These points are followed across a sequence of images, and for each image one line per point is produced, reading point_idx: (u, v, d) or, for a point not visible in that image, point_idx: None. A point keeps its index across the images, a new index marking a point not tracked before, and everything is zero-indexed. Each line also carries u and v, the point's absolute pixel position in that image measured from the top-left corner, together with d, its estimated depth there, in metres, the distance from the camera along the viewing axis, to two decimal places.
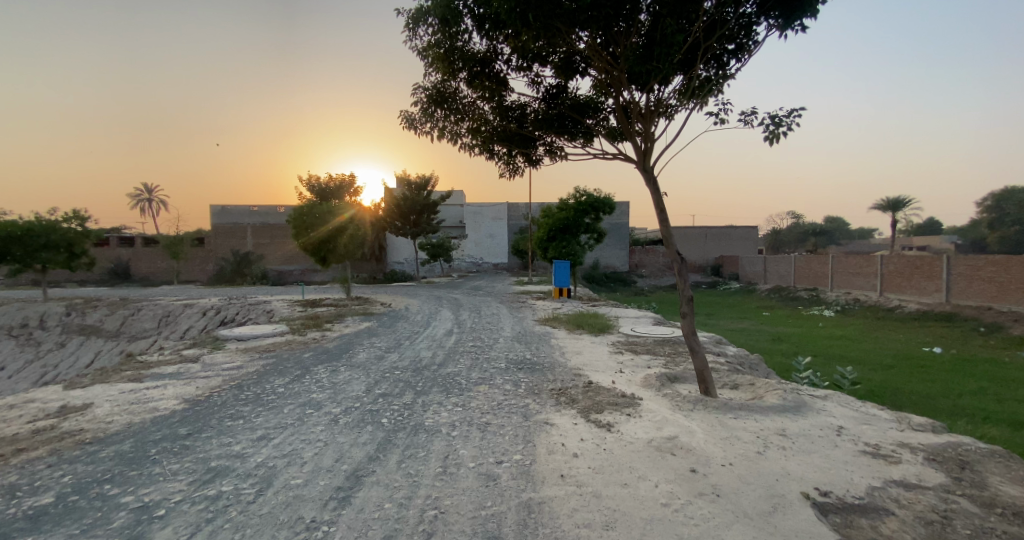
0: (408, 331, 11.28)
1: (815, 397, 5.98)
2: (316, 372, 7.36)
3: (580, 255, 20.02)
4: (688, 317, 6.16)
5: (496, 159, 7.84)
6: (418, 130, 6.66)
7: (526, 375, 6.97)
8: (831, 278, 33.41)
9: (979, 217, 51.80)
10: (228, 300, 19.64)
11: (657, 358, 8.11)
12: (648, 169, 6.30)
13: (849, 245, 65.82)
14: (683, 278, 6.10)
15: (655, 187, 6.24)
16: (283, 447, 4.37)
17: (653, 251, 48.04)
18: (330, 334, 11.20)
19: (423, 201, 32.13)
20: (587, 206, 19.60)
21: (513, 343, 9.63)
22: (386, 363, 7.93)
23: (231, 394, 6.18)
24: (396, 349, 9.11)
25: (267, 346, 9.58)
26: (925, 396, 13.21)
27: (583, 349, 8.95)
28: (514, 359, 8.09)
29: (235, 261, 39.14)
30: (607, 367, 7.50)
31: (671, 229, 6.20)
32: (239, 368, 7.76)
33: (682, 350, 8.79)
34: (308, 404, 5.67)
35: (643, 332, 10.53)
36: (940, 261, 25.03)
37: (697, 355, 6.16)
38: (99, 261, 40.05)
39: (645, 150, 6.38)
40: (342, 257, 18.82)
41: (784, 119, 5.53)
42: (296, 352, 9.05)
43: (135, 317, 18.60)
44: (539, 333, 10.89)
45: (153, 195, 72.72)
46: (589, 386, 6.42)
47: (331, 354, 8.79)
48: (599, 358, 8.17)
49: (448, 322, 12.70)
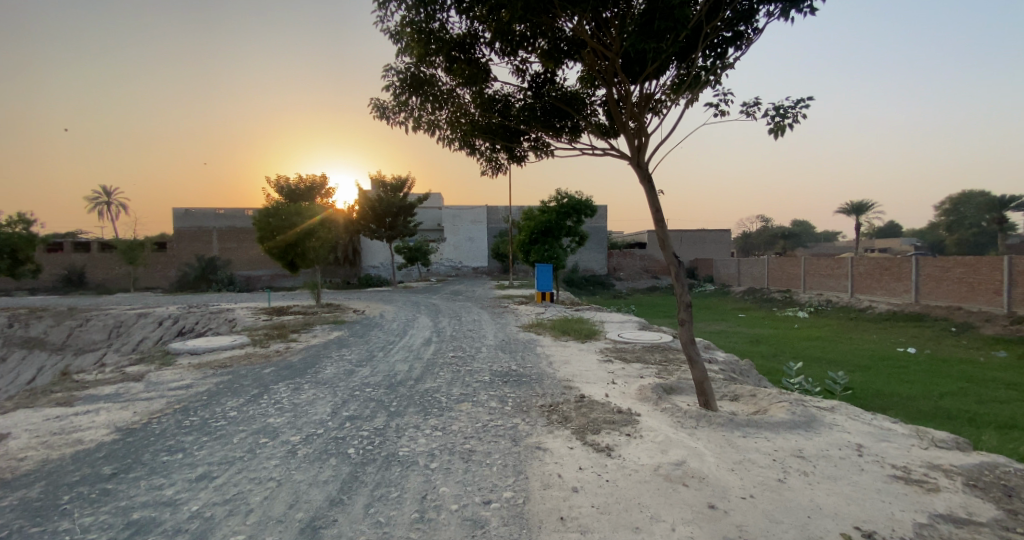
0: (382, 341, 10.52)
1: (822, 409, 5.58)
2: (276, 391, 6.58)
3: (562, 258, 19.54)
4: (685, 324, 5.62)
5: (478, 154, 7.29)
6: (390, 121, 6.01)
7: (511, 390, 6.37)
8: (804, 280, 33.95)
9: (937, 221, 53.93)
10: (188, 309, 18.39)
11: (650, 367, 7.62)
12: (642, 166, 5.82)
13: (816, 248, 67.68)
14: (681, 283, 5.60)
15: (650, 185, 5.75)
16: (226, 490, 3.63)
17: (630, 254, 48.18)
18: (297, 345, 10.36)
19: (399, 203, 31.16)
20: (569, 209, 19.15)
21: (496, 352, 9.01)
22: (357, 379, 7.20)
23: (172, 421, 5.37)
24: (368, 362, 8.38)
25: (224, 361, 8.70)
26: (907, 397, 13.18)
27: (571, 358, 8.41)
28: (498, 370, 7.48)
29: (200, 266, 37.35)
30: (599, 379, 6.95)
31: (667, 230, 5.71)
32: (189, 388, 6.91)
33: (673, 357, 8.34)
34: (262, 433, 4.91)
35: (631, 338, 10.06)
36: (910, 262, 25.60)
37: (696, 367, 5.65)
38: (49, 267, 37.57)
39: (638, 146, 5.89)
40: (313, 261, 17.84)
41: (789, 110, 5.13)
42: (256, 367, 8.20)
43: (83, 328, 17.20)
44: (523, 340, 10.30)
45: (112, 198, 69.64)
46: (581, 401, 5.87)
47: (296, 369, 8.00)
48: (589, 367, 7.63)
49: (425, 330, 11.98)
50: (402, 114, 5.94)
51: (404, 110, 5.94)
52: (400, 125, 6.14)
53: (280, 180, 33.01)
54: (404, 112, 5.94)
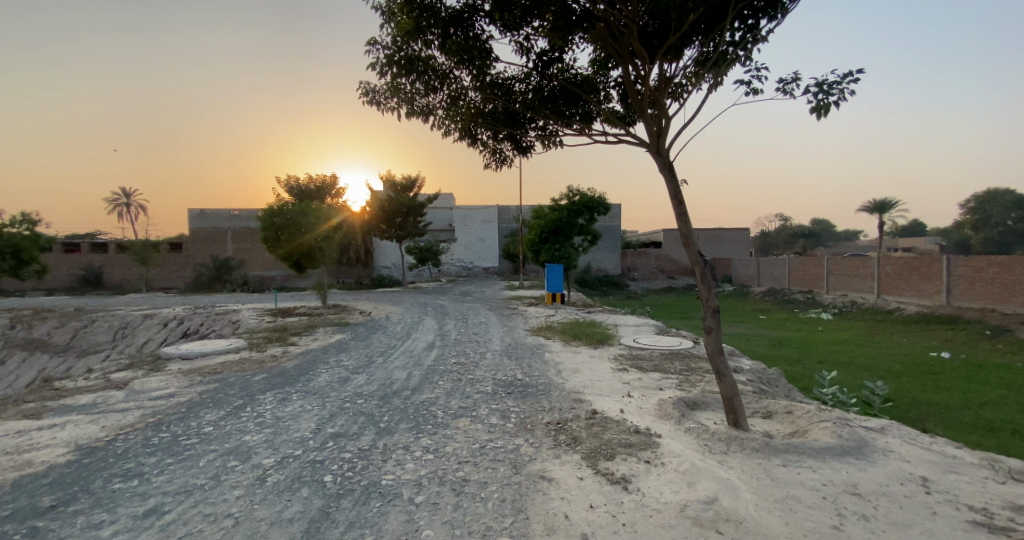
0: (383, 345, 9.99)
1: (870, 430, 4.86)
2: (260, 403, 6.07)
3: (575, 258, 18.85)
4: (712, 333, 4.96)
5: (480, 145, 6.76)
6: (381, 107, 5.48)
7: (515, 404, 5.75)
8: (827, 280, 32.71)
9: (963, 219, 51.92)
10: (194, 310, 18.14)
11: (671, 377, 6.93)
12: (662, 153, 5.16)
13: (836, 247, 65.77)
14: (708, 286, 4.94)
15: (670, 174, 5.10)
16: (172, 530, 3.09)
17: (644, 254, 47.42)
18: (294, 349, 9.91)
19: (409, 202, 30.75)
20: (581, 207, 18.46)
21: (502, 359, 8.41)
22: (349, 389, 6.64)
23: (140, 437, 4.89)
24: (365, 368, 7.83)
25: (214, 367, 8.26)
26: (946, 406, 12.20)
27: (583, 366, 7.76)
28: (502, 380, 6.87)
29: (213, 267, 37.52)
30: (613, 391, 6.30)
31: (690, 226, 5.08)
32: (171, 397, 6.45)
33: (694, 366, 7.64)
34: (233, 453, 4.38)
35: (647, 343, 9.36)
36: (940, 262, 24.36)
37: (724, 381, 4.99)
38: (65, 267, 38.03)
39: (659, 130, 5.22)
40: (324, 263, 17.51)
41: (835, 84, 4.38)
42: (247, 374, 7.73)
43: (87, 330, 17.11)
44: (532, 345, 9.66)
45: (131, 200, 70.88)
46: (593, 418, 5.22)
47: (288, 377, 7.48)
48: (602, 377, 6.97)
49: (430, 334, 11.43)
50: (395, 99, 5.38)
51: (396, 94, 5.38)
52: (392, 112, 5.60)
53: (291, 179, 32.92)
54: (397, 96, 5.38)
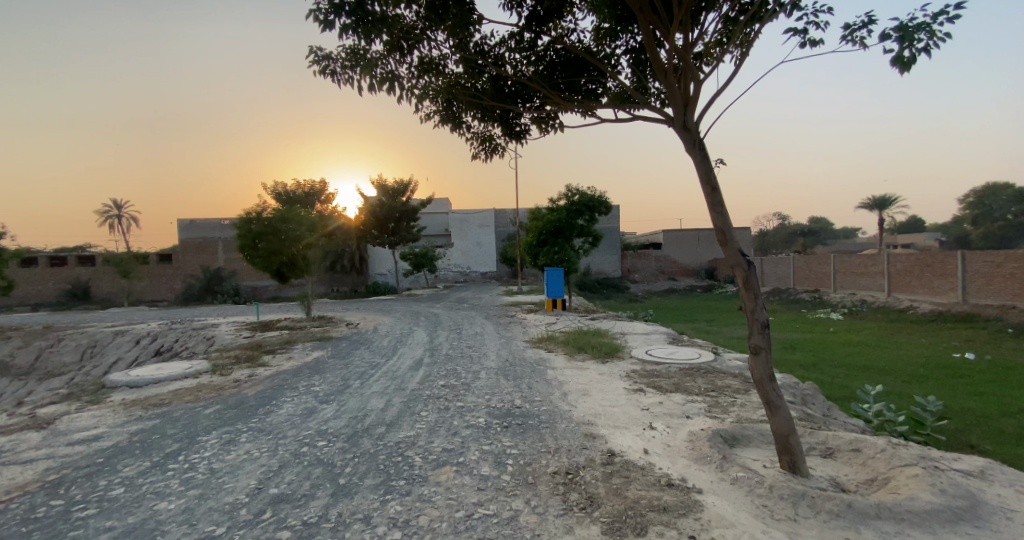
0: (364, 364, 8.85)
1: (969, 479, 3.75)
2: (200, 448, 4.97)
3: (576, 261, 17.77)
4: (760, 354, 3.85)
5: (466, 131, 5.74)
6: (339, 80, 4.38)
7: (514, 443, 4.67)
8: (834, 279, 31.68)
9: (962, 214, 50.96)
10: (170, 325, 17.08)
11: (698, 401, 5.81)
12: (689, 127, 4.04)
13: (836, 245, 64.95)
14: (754, 296, 3.83)
15: (701, 153, 4.01)
16: None
17: (645, 256, 47.02)
18: (264, 370, 8.77)
19: (402, 206, 29.62)
20: (581, 207, 17.41)
21: (497, 379, 7.32)
22: (314, 424, 5.52)
23: (24, 505, 3.75)
24: (337, 396, 6.69)
25: (163, 399, 7.12)
26: (983, 413, 11.09)
27: (592, 386, 6.70)
28: (497, 408, 5.80)
29: (204, 278, 36.39)
30: (631, 421, 5.23)
31: (728, 219, 3.98)
32: (96, 441, 5.32)
33: (721, 384, 6.58)
34: (132, 535, 3.24)
35: (662, 356, 8.30)
36: (954, 258, 23.29)
37: (777, 415, 3.90)
38: (48, 282, 36.70)
39: (688, 97, 4.11)
40: (310, 273, 16.32)
41: (920, 29, 3.39)
42: (197, 407, 6.57)
43: (54, 349, 16.15)
44: (531, 361, 8.53)
45: (122, 211, 69.82)
46: (611, 464, 4.12)
47: (246, 409, 6.34)
48: (616, 402, 5.90)
49: (419, 348, 10.29)
50: (355, 66, 4.26)
51: (356, 60, 4.27)
52: (352, 83, 4.49)
53: (279, 185, 32.02)
54: (358, 61, 4.27)
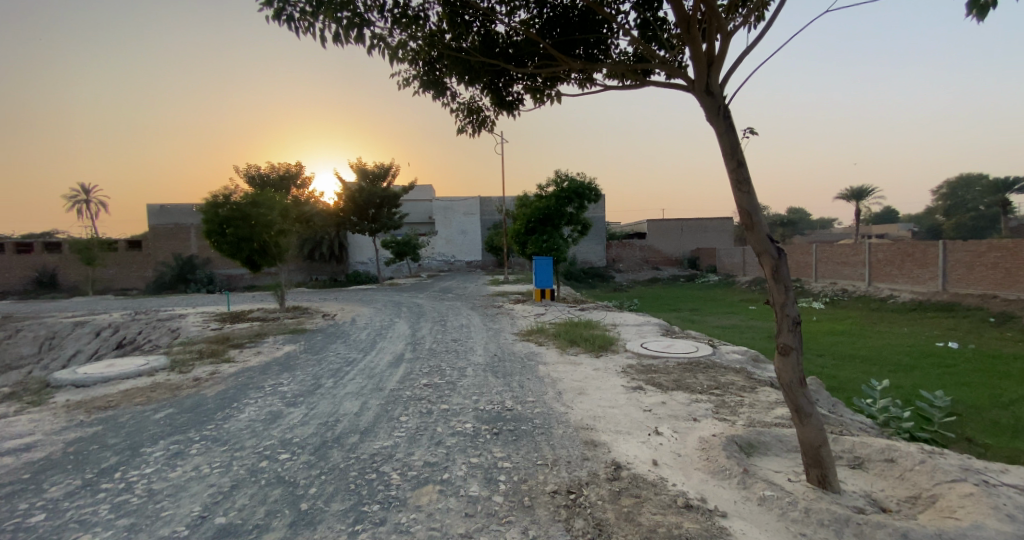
0: (340, 360, 8.20)
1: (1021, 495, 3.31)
2: (144, 461, 4.30)
3: (564, 249, 17.22)
4: (790, 355, 3.33)
5: (449, 98, 5.21)
6: (297, 28, 3.74)
7: (506, 455, 4.10)
8: (816, 269, 31.82)
9: (935, 205, 51.90)
10: (134, 316, 16.09)
11: (703, 400, 5.30)
12: (712, 91, 3.48)
13: (815, 234, 65.91)
14: (785, 288, 3.30)
15: (725, 121, 3.43)
16: None
17: (629, 245, 46.93)
18: (229, 367, 8.06)
19: (382, 193, 28.56)
20: (569, 193, 16.82)
21: (485, 376, 6.77)
22: (278, 432, 4.86)
23: None
24: (307, 398, 6.02)
25: (110, 400, 6.35)
26: (974, 404, 10.93)
27: (588, 384, 6.19)
28: (486, 411, 5.23)
29: (176, 266, 34.92)
30: (633, 424, 4.71)
31: (754, 199, 3.42)
32: (20, 452, 4.59)
33: (726, 381, 6.11)
34: None
35: (659, 350, 7.82)
36: (936, 248, 23.41)
37: (806, 424, 3.42)
38: (7, 270, 34.71)
39: (712, 56, 3.52)
40: (284, 261, 15.43)
41: None
42: (147, 411, 5.85)
43: (6, 341, 15.12)
44: (521, 356, 7.97)
45: (90, 195, 67.05)
46: (618, 480, 3.59)
47: (202, 413, 5.64)
48: (615, 403, 5.40)
49: (400, 342, 9.63)
50: (316, 10, 3.60)
51: (317, 3, 3.60)
52: (313, 31, 3.85)
53: (252, 169, 30.62)
54: (320, 5, 3.59)
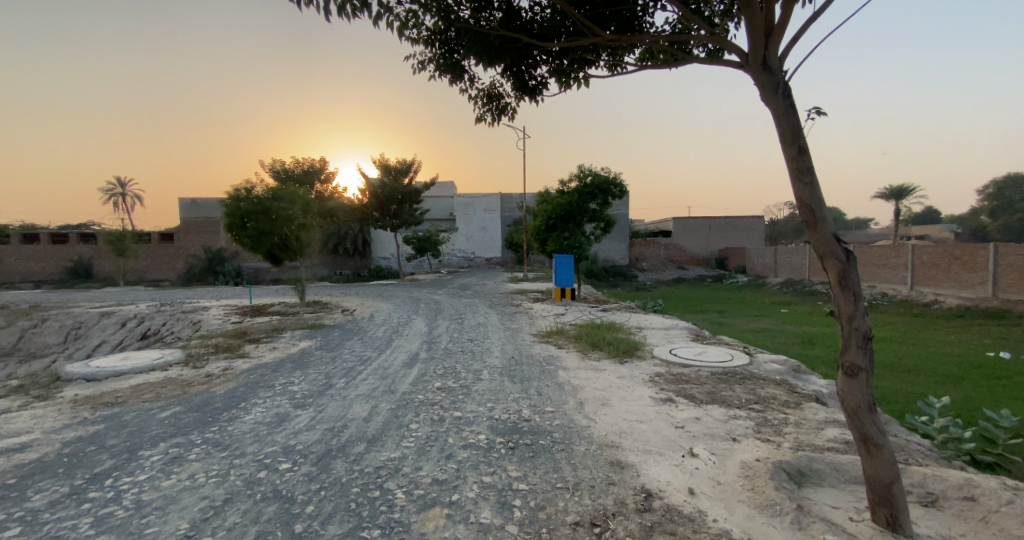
0: (353, 358, 7.95)
1: None
2: (139, 466, 4.07)
3: (586, 247, 16.69)
4: (859, 377, 2.80)
5: (467, 82, 4.92)
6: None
7: (522, 475, 3.70)
8: None
9: (980, 205, 48.97)
10: (159, 308, 16.32)
11: (742, 416, 4.79)
12: (770, 66, 3.01)
13: (849, 234, 63.16)
14: (853, 297, 2.79)
15: (784, 100, 2.96)
16: None
17: (653, 243, 45.90)
18: (242, 363, 7.91)
19: (404, 188, 28.46)
20: (593, 189, 16.29)
21: (501, 380, 6.40)
22: (281, 438, 4.58)
23: None
24: (315, 399, 5.75)
25: (119, 396, 6.21)
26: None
27: (611, 393, 5.76)
28: (501, 421, 4.85)
29: (204, 258, 35.67)
30: (663, 443, 4.26)
31: (818, 192, 2.93)
32: (18, 451, 4.42)
33: (766, 394, 5.56)
34: None
35: (689, 357, 7.30)
36: (986, 251, 21.91)
37: (875, 459, 2.89)
38: (47, 260, 35.99)
39: (769, 25, 3.05)
40: (305, 255, 15.37)
41: None
42: (153, 409, 5.67)
43: (39, 331, 15.54)
44: (540, 359, 7.56)
45: (126, 190, 69.48)
46: (649, 511, 3.16)
47: (207, 413, 5.42)
48: (641, 416, 4.95)
49: (415, 340, 9.33)
50: None
51: None
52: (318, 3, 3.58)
53: (277, 163, 30.94)
54: None
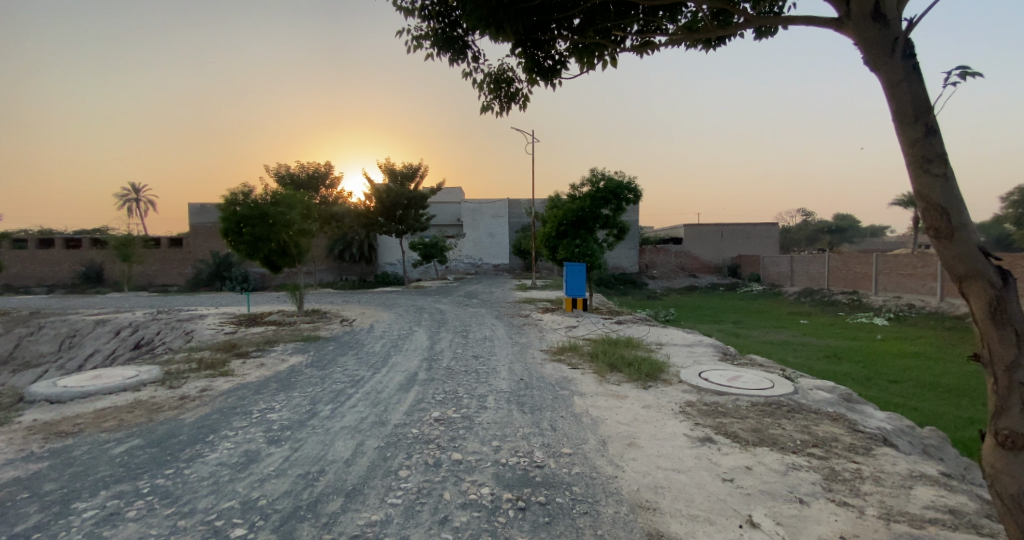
0: (345, 378, 7.17)
1: None
2: (60, 529, 3.27)
3: (598, 255, 15.85)
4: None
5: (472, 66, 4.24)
6: None
7: None
8: (875, 280, 27.73)
9: (1005, 214, 46.82)
10: (156, 315, 15.72)
11: (804, 467, 3.92)
12: (883, 17, 2.22)
13: (865, 242, 61.31)
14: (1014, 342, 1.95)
15: (904, 61, 2.15)
16: None
17: (664, 250, 44.93)
18: (225, 382, 7.15)
19: (410, 193, 27.80)
20: (605, 194, 15.43)
21: (509, 409, 5.57)
22: (242, 489, 3.77)
23: None
24: (293, 433, 4.95)
25: (79, 423, 5.47)
26: None
27: (638, 429, 4.90)
28: (509, 469, 4.00)
29: (210, 263, 35.32)
30: (711, 505, 3.40)
31: (956, 190, 2.08)
32: None
33: (825, 435, 4.65)
34: None
35: (721, 383, 6.40)
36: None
37: None
38: (55, 264, 35.72)
39: None
40: (304, 262, 14.73)
41: None
42: (108, 442, 4.88)
43: (32, 339, 15.02)
44: (552, 382, 6.72)
45: (141, 195, 70.06)
46: None
47: (167, 449, 4.63)
48: (677, 464, 4.07)
49: (415, 357, 8.51)
50: None
51: None
52: None
53: (282, 168, 30.55)
54: None
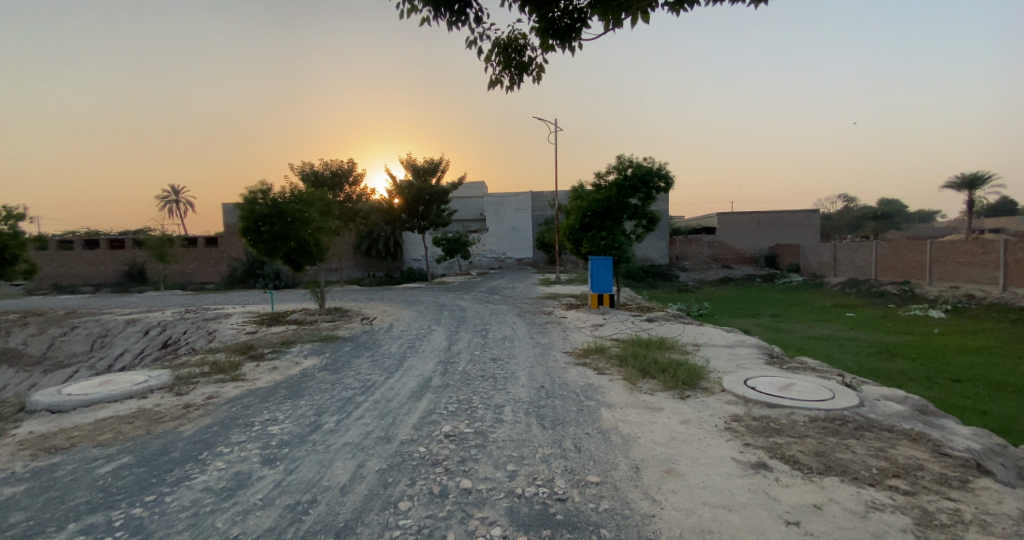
0: (357, 383, 6.74)
1: None
2: None
3: (626, 248, 15.05)
4: None
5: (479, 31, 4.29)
6: None
7: None
8: (929, 271, 25.65)
9: None
10: (182, 315, 15.81)
11: (888, 507, 3.18)
12: None
13: (913, 228, 57.63)
14: None
15: None
16: None
17: (697, 241, 43.35)
18: (233, 388, 6.83)
19: (432, 188, 27.41)
20: (633, 182, 14.58)
21: (529, 422, 4.98)
22: (221, 524, 3.31)
23: None
24: (291, 451, 4.50)
25: (76, 435, 5.20)
26: None
27: (675, 450, 4.23)
28: (524, 503, 3.40)
29: (241, 262, 35.96)
30: None
31: None
32: None
33: (907, 461, 3.88)
34: None
35: (770, 392, 5.64)
36: None
37: None
38: (100, 264, 37.16)
39: None
40: (324, 260, 14.51)
41: None
42: (98, 459, 4.54)
43: (66, 339, 15.34)
44: (576, 390, 6.10)
45: (180, 196, 71.93)
46: None
47: (154, 469, 4.24)
48: (728, 499, 3.39)
49: (431, 360, 8.02)
50: None
51: None
52: None
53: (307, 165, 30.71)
54: None
